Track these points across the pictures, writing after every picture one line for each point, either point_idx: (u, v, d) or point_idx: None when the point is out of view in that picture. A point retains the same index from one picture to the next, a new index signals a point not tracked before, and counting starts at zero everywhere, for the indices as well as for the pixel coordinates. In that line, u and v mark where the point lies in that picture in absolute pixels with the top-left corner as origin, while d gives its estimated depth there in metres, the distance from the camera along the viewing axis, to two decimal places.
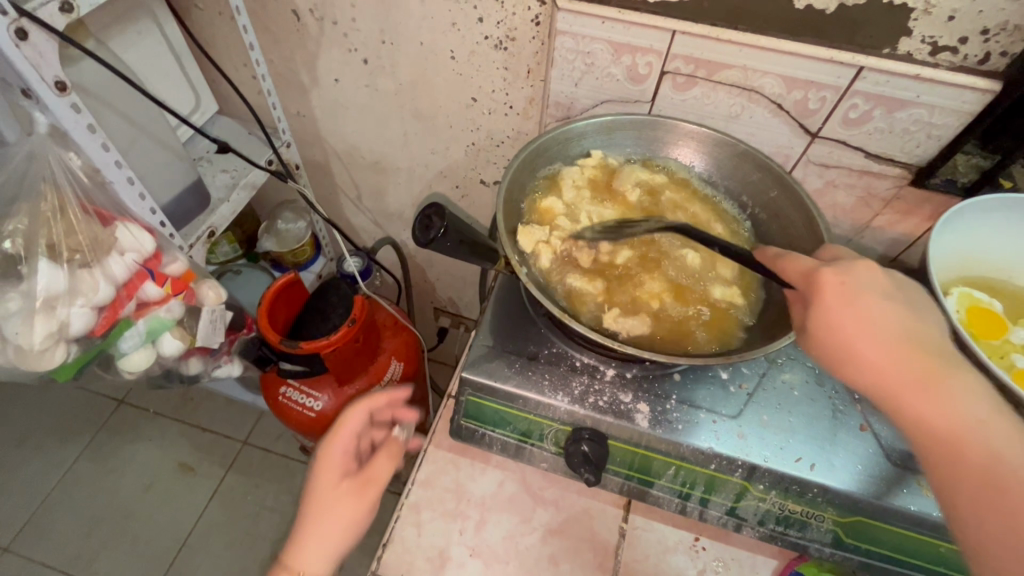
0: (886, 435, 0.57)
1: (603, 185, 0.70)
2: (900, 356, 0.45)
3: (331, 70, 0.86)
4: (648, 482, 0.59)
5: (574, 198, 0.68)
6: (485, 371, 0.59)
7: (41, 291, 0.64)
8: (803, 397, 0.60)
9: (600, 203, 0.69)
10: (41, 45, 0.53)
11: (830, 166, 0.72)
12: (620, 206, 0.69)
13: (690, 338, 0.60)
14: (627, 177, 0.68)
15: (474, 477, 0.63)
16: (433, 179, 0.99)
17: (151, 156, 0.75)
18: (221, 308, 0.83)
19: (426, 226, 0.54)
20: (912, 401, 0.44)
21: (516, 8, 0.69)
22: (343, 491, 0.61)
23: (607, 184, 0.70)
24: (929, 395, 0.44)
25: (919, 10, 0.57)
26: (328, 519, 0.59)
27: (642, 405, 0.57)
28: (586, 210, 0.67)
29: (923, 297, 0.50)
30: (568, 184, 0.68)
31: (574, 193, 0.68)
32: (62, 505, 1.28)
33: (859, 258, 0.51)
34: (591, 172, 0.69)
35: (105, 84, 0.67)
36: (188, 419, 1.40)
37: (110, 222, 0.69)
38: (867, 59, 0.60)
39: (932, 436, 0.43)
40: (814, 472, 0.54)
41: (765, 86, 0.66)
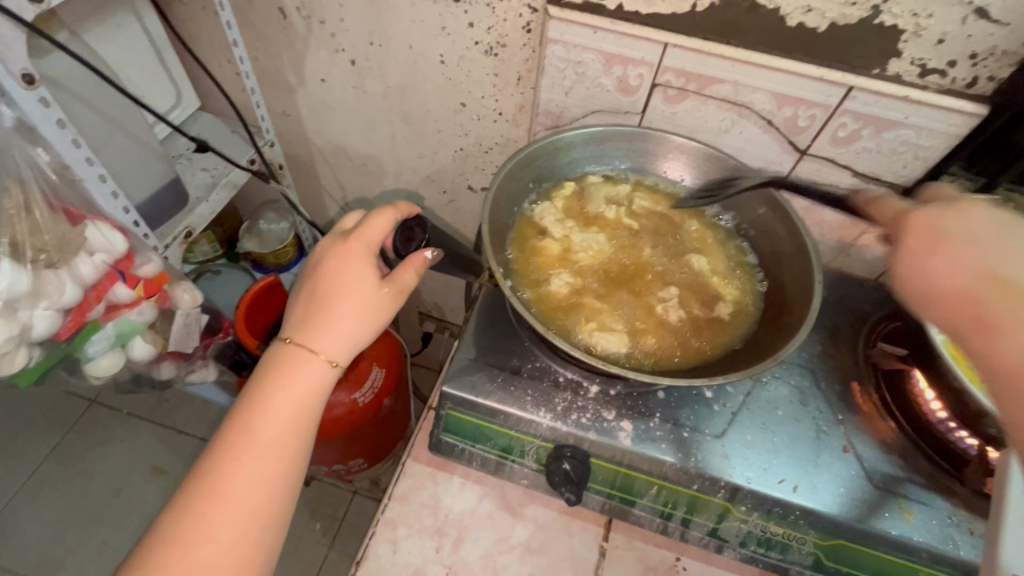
0: (868, 456, 0.57)
1: (580, 207, 0.70)
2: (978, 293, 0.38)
3: (318, 70, 0.84)
4: (630, 501, 0.58)
5: (562, 231, 0.67)
6: (465, 385, 0.58)
7: (2, 295, 0.59)
8: (786, 416, 0.59)
9: (586, 229, 0.69)
10: (8, 35, 0.51)
11: (817, 183, 0.72)
12: (605, 228, 0.69)
13: (673, 350, 0.60)
14: (598, 197, 0.69)
15: (452, 492, 0.61)
16: (420, 184, 0.97)
17: (125, 153, 0.72)
18: (195, 310, 0.82)
19: (407, 237, 0.51)
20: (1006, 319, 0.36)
21: (507, 14, 0.68)
22: (369, 298, 0.48)
23: (581, 208, 0.70)
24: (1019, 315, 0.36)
25: (909, 32, 0.57)
26: (345, 315, 0.48)
27: (625, 423, 0.56)
28: (581, 241, 0.67)
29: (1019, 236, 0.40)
30: (548, 222, 0.68)
31: (560, 227, 0.68)
32: (27, 508, 1.24)
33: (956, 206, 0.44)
34: (562, 201, 0.69)
35: (78, 78, 0.64)
36: (163, 420, 1.37)
37: (78, 220, 0.66)
38: (857, 79, 0.60)
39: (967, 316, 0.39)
40: (796, 494, 0.53)
41: (755, 102, 0.65)
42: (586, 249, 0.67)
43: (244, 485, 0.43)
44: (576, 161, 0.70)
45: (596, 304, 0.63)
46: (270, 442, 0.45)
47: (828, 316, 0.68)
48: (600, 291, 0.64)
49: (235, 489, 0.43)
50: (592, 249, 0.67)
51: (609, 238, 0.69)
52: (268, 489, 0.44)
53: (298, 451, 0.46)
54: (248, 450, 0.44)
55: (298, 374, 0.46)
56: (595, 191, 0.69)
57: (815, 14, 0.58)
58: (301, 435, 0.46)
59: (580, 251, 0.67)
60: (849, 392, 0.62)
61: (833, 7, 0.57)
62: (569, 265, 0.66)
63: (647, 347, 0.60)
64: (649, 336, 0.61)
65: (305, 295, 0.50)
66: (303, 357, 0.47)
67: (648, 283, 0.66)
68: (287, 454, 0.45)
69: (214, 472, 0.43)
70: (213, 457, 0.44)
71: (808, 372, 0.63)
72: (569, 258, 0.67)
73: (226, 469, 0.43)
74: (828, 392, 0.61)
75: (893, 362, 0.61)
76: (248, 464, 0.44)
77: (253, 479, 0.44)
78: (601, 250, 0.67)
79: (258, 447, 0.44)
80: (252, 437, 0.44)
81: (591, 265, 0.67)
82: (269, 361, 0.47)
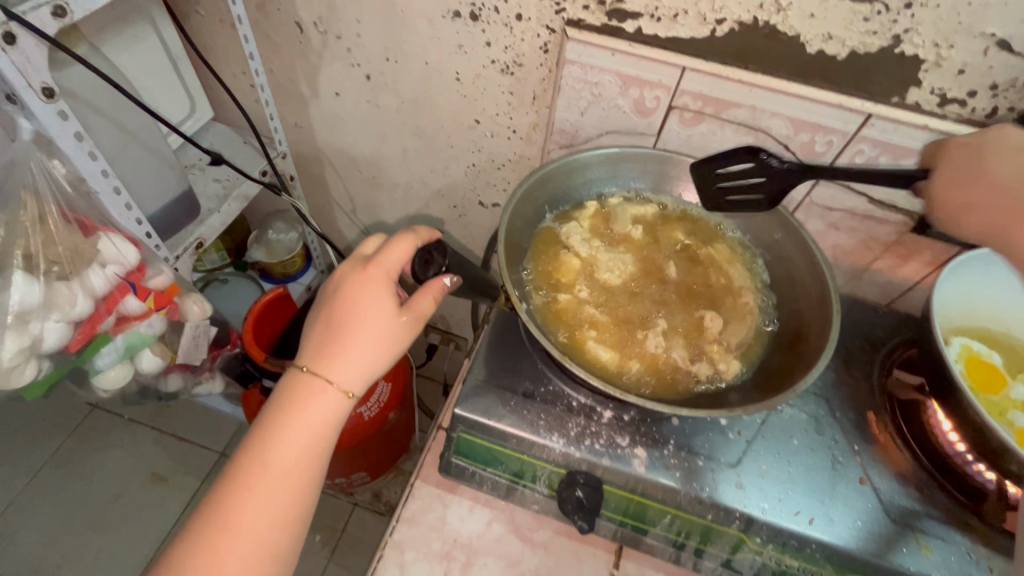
0: (885, 489, 0.56)
1: (605, 227, 0.69)
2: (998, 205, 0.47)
3: (333, 83, 0.84)
4: (642, 530, 0.57)
5: (587, 250, 0.67)
6: (477, 408, 0.57)
7: (14, 307, 0.61)
8: (802, 446, 0.58)
9: (613, 248, 0.68)
10: (30, 49, 0.51)
11: (833, 209, 0.71)
12: (632, 247, 0.69)
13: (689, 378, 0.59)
14: (624, 217, 0.69)
15: (461, 515, 0.61)
16: (430, 198, 0.97)
17: (140, 164, 0.72)
18: (204, 322, 0.81)
19: (426, 261, 0.51)
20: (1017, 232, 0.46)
21: (525, 34, 0.68)
22: (387, 327, 0.48)
23: (608, 225, 0.69)
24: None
25: (930, 61, 0.56)
26: (361, 344, 0.47)
27: (639, 450, 0.56)
28: (605, 260, 0.67)
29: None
30: (574, 240, 0.67)
31: (586, 246, 0.67)
32: (26, 514, 1.23)
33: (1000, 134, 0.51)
34: (590, 218, 0.69)
35: (96, 90, 0.64)
36: (165, 427, 1.36)
37: (92, 232, 0.66)
38: (875, 107, 0.60)
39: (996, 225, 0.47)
40: (812, 527, 0.53)
41: (773, 127, 0.65)
42: (609, 267, 0.67)
43: (254, 517, 0.43)
44: (592, 181, 0.70)
45: (600, 321, 0.63)
46: (283, 472, 0.44)
47: (843, 343, 0.67)
48: (628, 312, 0.64)
49: (245, 523, 0.42)
50: (619, 269, 0.67)
51: (634, 258, 0.68)
52: (279, 523, 0.43)
53: (309, 483, 0.45)
54: (260, 482, 0.43)
55: (313, 404, 0.46)
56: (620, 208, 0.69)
57: (835, 42, 0.58)
58: (314, 465, 0.46)
59: (603, 269, 0.66)
60: (865, 422, 0.61)
61: (853, 35, 0.57)
62: (595, 286, 0.66)
63: (639, 362, 0.60)
64: (638, 356, 0.60)
65: (322, 321, 0.49)
66: (317, 387, 0.46)
67: (661, 304, 0.65)
68: (299, 485, 0.45)
69: (226, 504, 0.43)
70: (225, 486, 0.44)
71: (824, 401, 0.62)
72: (593, 275, 0.66)
73: (237, 500, 0.43)
74: (843, 421, 0.60)
75: (908, 392, 0.61)
76: (259, 497, 0.43)
77: (264, 513, 0.43)
78: (627, 270, 0.67)
79: (270, 480, 0.44)
80: (264, 469, 0.44)
81: (616, 284, 0.66)
82: (283, 389, 0.47)
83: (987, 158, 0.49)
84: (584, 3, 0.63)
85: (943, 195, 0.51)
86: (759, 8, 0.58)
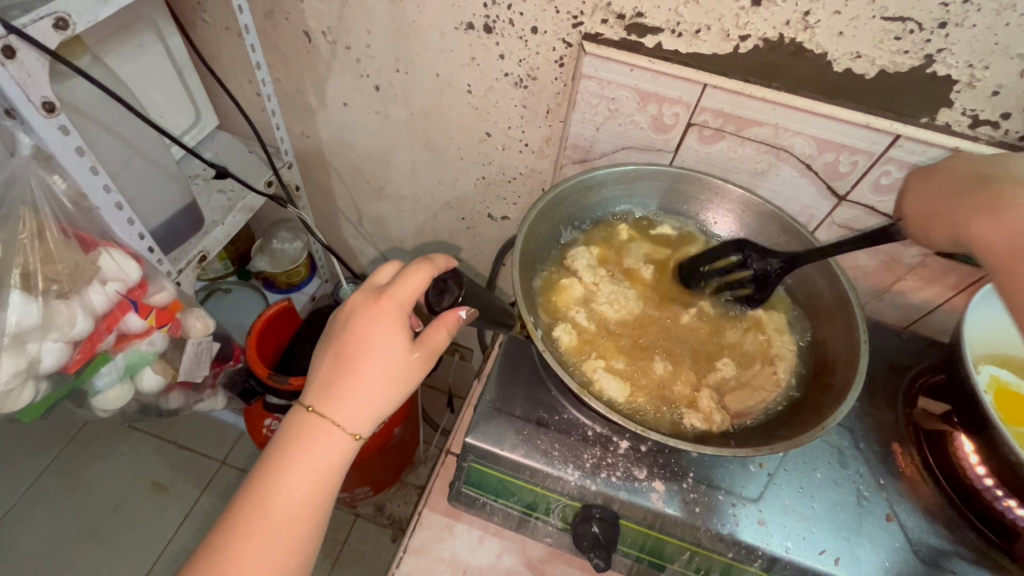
0: (913, 527, 0.54)
1: (612, 260, 0.68)
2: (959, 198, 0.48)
3: (340, 94, 0.82)
4: (659, 566, 0.55)
5: (592, 277, 0.64)
6: (489, 438, 0.55)
7: (12, 327, 0.59)
8: (826, 479, 0.56)
9: (617, 281, 0.66)
10: (30, 63, 0.49)
11: (854, 230, 0.69)
12: (637, 284, 0.66)
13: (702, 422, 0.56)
14: (634, 252, 0.67)
15: (471, 546, 0.58)
16: (438, 210, 0.95)
17: (143, 178, 0.70)
18: (207, 338, 0.80)
19: (441, 290, 0.49)
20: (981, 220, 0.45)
21: (540, 47, 0.66)
22: (398, 365, 0.46)
23: (616, 259, 0.68)
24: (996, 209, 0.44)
25: (963, 82, 0.54)
26: (370, 383, 0.45)
27: (657, 483, 0.54)
28: (606, 292, 0.64)
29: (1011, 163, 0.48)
30: (580, 266, 0.64)
31: (592, 273, 0.65)
32: (23, 522, 1.21)
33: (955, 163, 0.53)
34: (599, 248, 0.67)
35: (98, 102, 0.62)
36: (165, 435, 1.34)
37: (92, 247, 0.63)
38: (904, 128, 0.57)
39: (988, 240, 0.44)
40: (838, 567, 0.51)
41: (796, 146, 0.63)
42: (609, 297, 0.64)
43: (255, 566, 0.41)
44: (607, 199, 0.68)
45: (603, 346, 0.61)
46: (286, 518, 0.42)
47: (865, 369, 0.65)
48: (631, 347, 0.62)
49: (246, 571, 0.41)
50: (620, 303, 0.63)
51: (636, 294, 0.65)
52: (280, 570, 0.42)
53: (313, 527, 0.44)
54: (262, 527, 0.42)
55: (318, 445, 0.44)
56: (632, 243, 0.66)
57: (863, 60, 0.56)
58: (319, 509, 0.44)
59: (603, 300, 0.64)
60: (891, 454, 0.58)
61: (883, 54, 0.55)
62: (593, 317, 0.63)
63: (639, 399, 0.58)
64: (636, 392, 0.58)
65: (330, 356, 0.47)
66: (324, 427, 0.44)
67: (662, 342, 0.63)
68: (302, 531, 0.43)
69: (226, 549, 0.41)
70: (225, 531, 0.42)
71: (848, 432, 0.60)
72: (592, 304, 0.64)
73: (238, 547, 0.41)
74: (868, 453, 0.58)
75: (935, 423, 0.58)
76: (260, 544, 0.41)
77: (265, 559, 0.41)
78: (628, 305, 0.64)
79: (273, 525, 0.42)
80: (266, 514, 0.42)
81: (614, 317, 0.63)
82: (287, 428, 0.45)
83: (944, 178, 0.52)
84: (603, 17, 0.61)
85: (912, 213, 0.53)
86: (785, 24, 0.55)
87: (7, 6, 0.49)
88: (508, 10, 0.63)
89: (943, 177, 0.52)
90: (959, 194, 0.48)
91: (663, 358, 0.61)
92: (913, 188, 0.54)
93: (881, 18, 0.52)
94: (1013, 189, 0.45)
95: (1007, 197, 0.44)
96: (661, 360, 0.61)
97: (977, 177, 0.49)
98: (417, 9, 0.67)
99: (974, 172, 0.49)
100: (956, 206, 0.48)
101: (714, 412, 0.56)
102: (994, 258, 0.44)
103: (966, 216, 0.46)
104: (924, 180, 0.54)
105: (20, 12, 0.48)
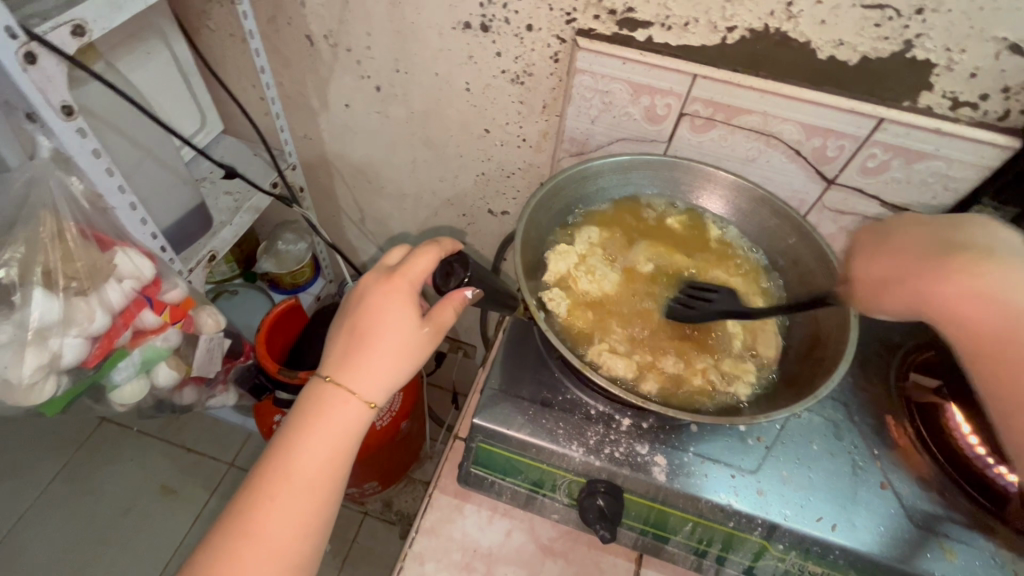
0: (908, 494, 0.56)
1: (610, 241, 0.68)
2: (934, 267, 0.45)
3: (342, 95, 0.85)
4: (663, 538, 0.57)
5: (584, 248, 0.66)
6: (497, 418, 0.58)
7: (34, 322, 0.61)
8: (821, 451, 0.58)
9: (608, 264, 0.67)
10: (50, 69, 0.52)
11: (844, 213, 0.71)
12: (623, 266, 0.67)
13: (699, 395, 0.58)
14: (637, 252, 0.67)
15: (481, 526, 0.60)
16: (439, 207, 0.97)
17: (154, 179, 0.73)
18: (218, 335, 0.82)
19: (447, 274, 0.51)
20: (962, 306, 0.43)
21: (536, 44, 0.68)
22: (409, 338, 0.48)
23: (620, 251, 0.68)
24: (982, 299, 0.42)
25: (941, 66, 0.57)
26: (383, 356, 0.48)
27: (659, 457, 0.56)
28: (587, 266, 0.65)
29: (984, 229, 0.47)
30: (578, 240, 0.67)
31: (585, 244, 0.67)
32: (37, 527, 1.22)
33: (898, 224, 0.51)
34: (601, 234, 0.68)
35: (112, 106, 0.65)
36: (175, 438, 1.36)
37: (110, 247, 0.66)
38: (888, 112, 0.60)
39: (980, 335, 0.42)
40: (836, 533, 0.52)
41: (784, 132, 0.65)
42: (592, 275, 0.65)
43: (277, 527, 0.43)
44: (604, 188, 0.70)
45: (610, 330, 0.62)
46: (306, 483, 0.44)
47: (858, 345, 0.67)
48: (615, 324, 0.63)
49: (269, 531, 0.43)
50: (602, 282, 0.65)
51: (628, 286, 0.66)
52: (301, 531, 0.44)
53: (330, 493, 0.46)
54: (284, 490, 0.44)
55: (335, 414, 0.46)
56: (640, 246, 0.68)
57: (846, 47, 0.58)
58: (337, 475, 0.46)
59: (582, 279, 0.64)
60: (884, 427, 0.60)
61: (865, 41, 0.57)
62: (579, 297, 0.64)
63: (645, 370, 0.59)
64: (653, 375, 0.59)
65: (345, 331, 0.49)
66: (340, 396, 0.46)
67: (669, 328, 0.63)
68: (321, 495, 0.45)
69: (250, 512, 0.43)
70: (249, 495, 0.44)
71: (842, 406, 0.62)
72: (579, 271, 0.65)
73: (260, 509, 0.43)
74: (862, 426, 0.60)
75: (926, 394, 0.60)
76: (283, 506, 0.43)
77: (287, 520, 0.43)
78: (606, 285, 0.65)
79: (294, 488, 0.44)
80: (288, 478, 0.44)
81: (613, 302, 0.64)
82: (306, 399, 0.47)
83: (898, 243, 0.50)
84: (595, 13, 0.63)
85: (868, 277, 0.50)
86: (770, 15, 0.58)
87: (28, 14, 0.51)
88: (504, 8, 0.66)
89: (897, 241, 0.50)
90: (923, 262, 0.46)
91: (673, 352, 0.61)
92: (859, 249, 0.53)
93: (861, 6, 0.54)
94: (993, 264, 0.43)
95: (983, 270, 0.43)
96: (673, 354, 0.61)
97: (944, 248, 0.46)
98: (416, 11, 0.70)
99: (930, 238, 0.48)
100: (904, 275, 0.47)
101: (744, 371, 0.59)
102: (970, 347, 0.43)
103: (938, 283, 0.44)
104: (869, 238, 0.53)
105: (40, 20, 0.51)
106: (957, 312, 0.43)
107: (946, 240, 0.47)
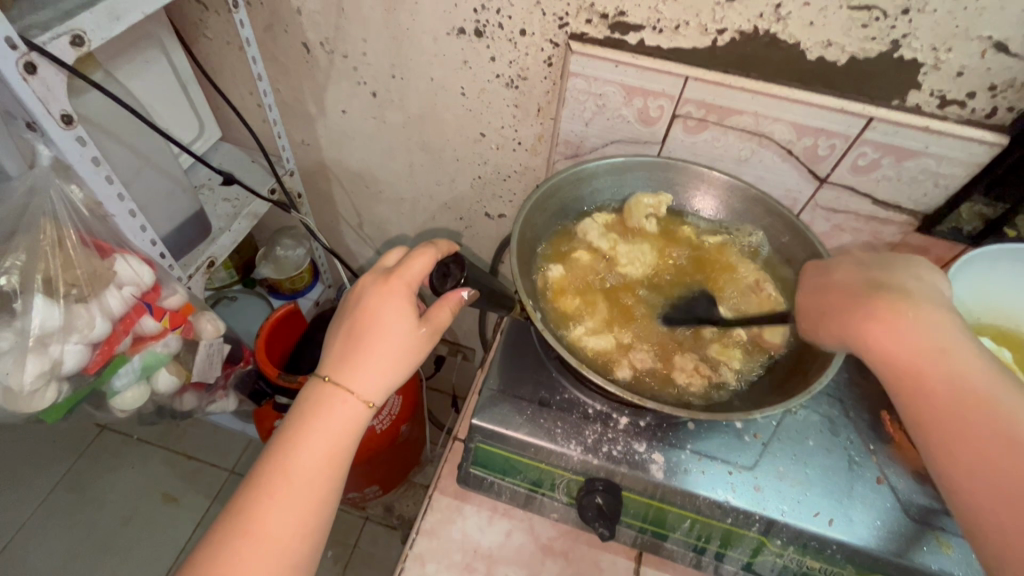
0: (904, 488, 0.56)
1: (620, 227, 0.70)
2: (861, 301, 0.48)
3: (339, 101, 0.85)
4: (662, 535, 0.58)
5: (606, 244, 0.67)
6: (495, 418, 0.58)
7: (35, 329, 0.62)
8: (817, 447, 0.58)
9: (631, 241, 0.68)
10: (50, 79, 0.52)
11: (837, 211, 0.72)
12: (648, 240, 0.69)
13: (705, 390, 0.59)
14: (638, 214, 0.67)
15: (481, 527, 0.61)
16: (437, 211, 0.98)
17: (153, 186, 0.73)
18: (218, 340, 0.83)
19: (444, 274, 0.52)
20: (878, 333, 0.46)
21: (529, 49, 0.69)
22: (407, 337, 0.49)
23: (623, 225, 0.70)
24: (894, 326, 0.46)
25: (928, 65, 0.57)
26: (381, 356, 0.48)
27: (656, 455, 0.57)
28: (621, 253, 0.67)
29: (913, 269, 0.51)
30: (593, 237, 0.67)
31: (605, 241, 0.67)
32: (36, 537, 1.22)
33: (837, 261, 0.55)
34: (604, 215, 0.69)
35: (111, 115, 0.65)
36: (175, 446, 1.36)
37: (109, 254, 0.67)
38: (877, 110, 0.60)
39: (902, 361, 0.45)
40: (833, 528, 0.53)
41: (775, 132, 0.66)
42: (629, 263, 0.67)
43: (277, 524, 0.43)
44: (598, 190, 0.71)
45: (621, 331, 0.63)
46: (306, 480, 0.45)
47: None
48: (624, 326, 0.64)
49: (269, 528, 0.43)
50: (639, 261, 0.67)
51: (614, 283, 0.67)
52: (300, 529, 0.44)
53: (329, 491, 0.46)
54: (284, 487, 0.44)
55: (334, 413, 0.47)
56: (633, 207, 0.68)
57: (834, 48, 0.59)
58: (336, 473, 0.46)
59: (626, 267, 0.67)
60: (879, 422, 0.61)
61: (852, 41, 0.58)
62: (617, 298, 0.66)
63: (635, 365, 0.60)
64: (630, 362, 0.60)
65: (344, 331, 0.50)
66: (339, 395, 0.47)
67: (648, 321, 0.64)
68: (320, 493, 0.45)
69: (251, 509, 0.44)
70: (249, 493, 0.44)
71: (837, 401, 0.62)
72: (615, 269, 0.67)
73: (260, 506, 0.44)
74: (858, 421, 0.61)
75: None
76: (283, 503, 0.44)
77: (287, 519, 0.44)
78: (646, 262, 0.67)
79: (293, 486, 0.44)
80: (287, 477, 0.45)
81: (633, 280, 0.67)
82: (305, 398, 0.48)
83: (838, 281, 0.52)
84: (587, 17, 0.64)
85: (808, 310, 0.54)
86: (759, 17, 0.59)
87: (28, 25, 0.52)
88: (497, 14, 0.67)
89: (838, 279, 0.53)
90: (858, 298, 0.49)
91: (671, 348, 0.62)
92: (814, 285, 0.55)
93: (847, 8, 0.55)
94: (911, 305, 0.46)
95: (903, 308, 0.46)
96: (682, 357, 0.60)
97: (872, 286, 0.49)
98: (410, 17, 0.70)
99: (864, 279, 0.51)
100: (839, 309, 0.50)
101: (731, 359, 0.60)
102: (891, 373, 0.46)
103: (866, 326, 0.47)
104: (820, 275, 0.55)
105: (39, 31, 0.51)
106: (872, 337, 0.47)
107: (884, 282, 0.49)
